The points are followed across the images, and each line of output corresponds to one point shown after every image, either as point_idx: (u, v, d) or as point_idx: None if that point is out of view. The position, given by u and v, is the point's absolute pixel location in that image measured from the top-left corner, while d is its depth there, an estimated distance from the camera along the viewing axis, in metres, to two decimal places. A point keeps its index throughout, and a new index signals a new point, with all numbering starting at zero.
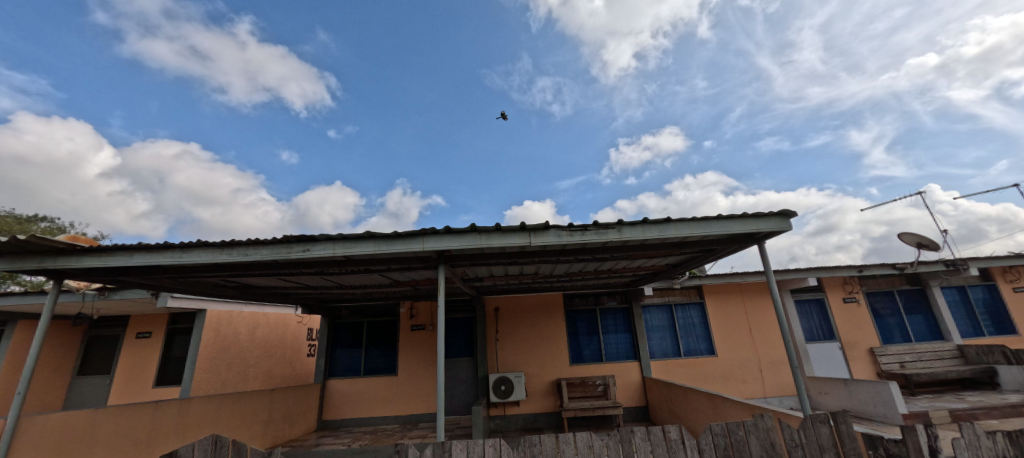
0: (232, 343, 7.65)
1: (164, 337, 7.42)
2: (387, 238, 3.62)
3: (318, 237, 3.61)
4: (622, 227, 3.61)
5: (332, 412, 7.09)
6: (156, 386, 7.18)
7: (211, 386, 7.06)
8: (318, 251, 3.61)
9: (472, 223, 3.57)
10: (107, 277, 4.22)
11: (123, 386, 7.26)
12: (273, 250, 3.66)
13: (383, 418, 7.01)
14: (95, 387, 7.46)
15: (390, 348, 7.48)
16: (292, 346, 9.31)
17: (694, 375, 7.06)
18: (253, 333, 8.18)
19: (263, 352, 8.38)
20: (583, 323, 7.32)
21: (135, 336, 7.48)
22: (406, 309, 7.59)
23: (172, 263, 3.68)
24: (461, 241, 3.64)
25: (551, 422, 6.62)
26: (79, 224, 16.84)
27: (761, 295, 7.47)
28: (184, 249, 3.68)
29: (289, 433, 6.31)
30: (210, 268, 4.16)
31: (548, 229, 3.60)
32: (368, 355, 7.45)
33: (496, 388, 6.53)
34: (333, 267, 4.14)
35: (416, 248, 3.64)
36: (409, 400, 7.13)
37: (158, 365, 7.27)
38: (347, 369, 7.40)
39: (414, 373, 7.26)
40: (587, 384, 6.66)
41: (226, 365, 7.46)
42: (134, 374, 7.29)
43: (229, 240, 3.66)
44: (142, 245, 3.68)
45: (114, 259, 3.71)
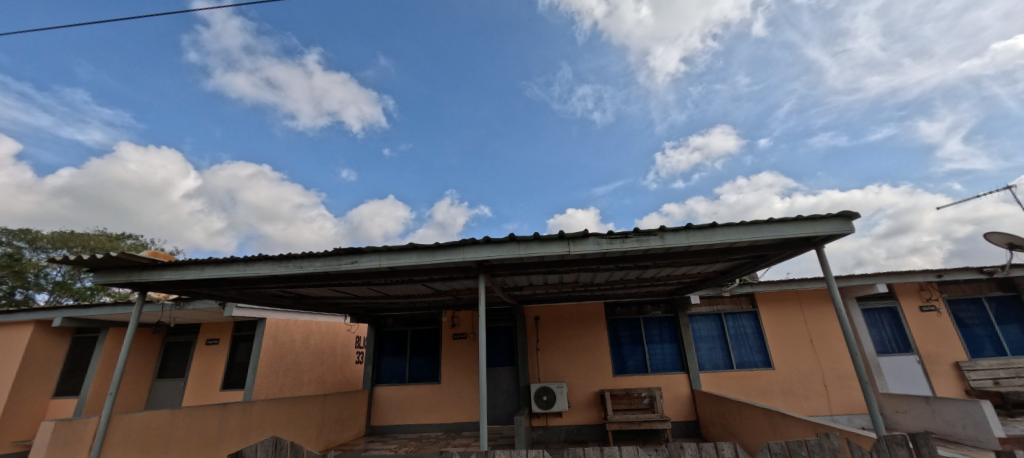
0: (289, 350, 8.14)
1: (231, 344, 8.04)
2: (429, 249, 3.76)
3: (365, 249, 3.80)
4: (664, 233, 3.51)
5: (380, 418, 7.35)
6: (223, 390, 7.78)
7: (270, 390, 7.54)
8: (365, 263, 3.81)
9: (509, 232, 3.63)
10: (181, 289, 4.64)
11: (196, 389, 7.92)
12: (324, 262, 3.90)
13: (428, 426, 7.16)
14: (172, 389, 8.19)
15: (434, 357, 7.66)
16: (341, 353, 9.78)
17: (748, 389, 6.65)
18: (307, 340, 8.69)
19: (316, 359, 8.86)
20: (627, 333, 7.13)
21: (204, 342, 8.16)
22: (448, 318, 7.77)
23: (237, 275, 4.02)
24: (500, 251, 3.70)
25: (595, 435, 6.46)
26: (159, 241, 18.78)
27: (822, 304, 6.93)
28: (247, 262, 4.03)
29: (341, 437, 6.63)
30: (270, 280, 4.51)
31: (587, 237, 3.57)
32: (412, 364, 7.67)
33: (538, 398, 6.47)
34: (379, 277, 4.34)
35: (457, 259, 3.75)
36: (453, 408, 7.24)
37: (226, 369, 7.89)
38: (393, 377, 7.65)
39: (457, 381, 7.38)
40: (631, 397, 6.43)
41: (285, 371, 7.97)
42: (205, 378, 7.93)
43: (285, 254, 3.95)
44: (211, 260, 4.06)
45: (190, 272, 4.12)
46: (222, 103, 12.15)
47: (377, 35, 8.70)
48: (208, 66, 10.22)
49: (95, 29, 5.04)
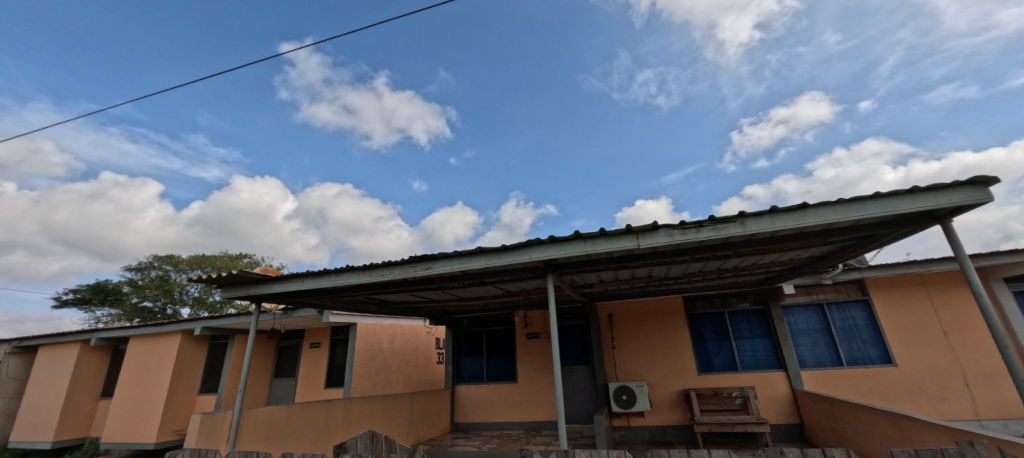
0: (378, 352, 8.86)
1: (330, 347, 8.98)
2: (497, 252, 3.87)
3: (438, 256, 4.02)
4: (744, 219, 3.23)
5: (463, 415, 7.70)
6: (326, 388, 8.71)
7: (365, 388, 8.29)
8: (438, 268, 4.03)
9: (574, 230, 3.60)
10: (287, 300, 5.31)
11: (305, 387, 8.96)
12: (402, 269, 4.20)
13: (508, 423, 7.34)
14: (286, 387, 9.37)
15: (510, 356, 7.84)
16: (424, 353, 10.42)
17: (864, 389, 5.82)
18: (393, 342, 9.39)
19: (402, 359, 9.55)
20: (710, 328, 6.65)
21: (309, 345, 9.21)
22: (520, 318, 7.90)
23: (330, 285, 4.50)
24: (566, 249, 3.68)
25: (682, 437, 6.12)
26: (269, 258, 21.66)
27: (957, 288, 5.83)
28: (338, 273, 4.48)
29: (428, 433, 7.07)
30: (358, 288, 4.97)
31: (657, 229, 3.41)
32: (489, 363, 7.92)
33: (617, 397, 6.30)
34: (452, 281, 4.56)
35: (524, 259, 3.80)
36: (531, 407, 7.33)
37: (328, 370, 8.82)
38: (472, 376, 7.97)
39: (533, 380, 7.46)
40: (720, 396, 5.98)
41: (376, 370, 8.71)
42: (311, 377, 8.94)
43: (369, 264, 4.33)
44: (309, 272, 4.59)
45: (293, 285, 4.70)
46: (308, 132, 13.63)
47: (433, 52, 9.10)
48: (295, 101, 11.53)
49: (209, 82, 5.98)
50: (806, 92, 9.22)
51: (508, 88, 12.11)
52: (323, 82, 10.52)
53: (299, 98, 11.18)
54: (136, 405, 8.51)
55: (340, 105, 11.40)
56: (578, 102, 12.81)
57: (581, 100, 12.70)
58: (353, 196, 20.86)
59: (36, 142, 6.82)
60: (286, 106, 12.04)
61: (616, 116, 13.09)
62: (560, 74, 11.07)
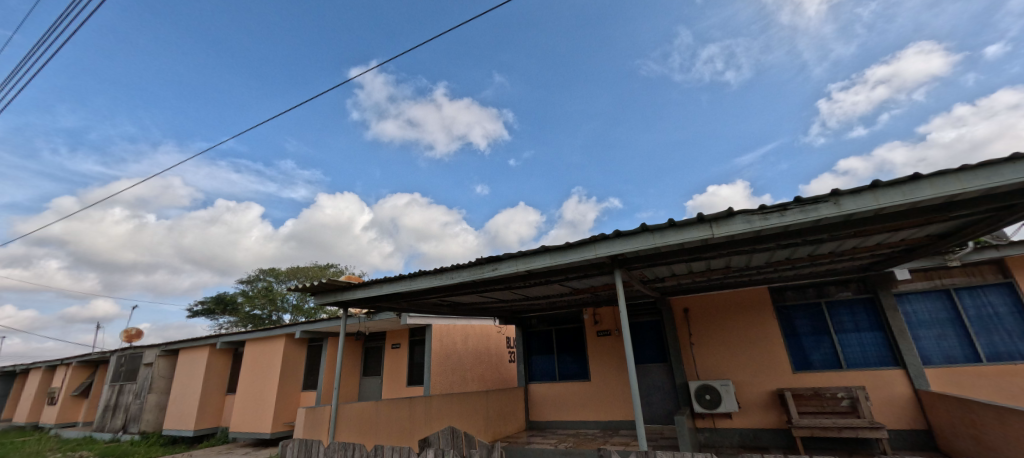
0: (453, 351, 9.27)
1: (409, 347, 9.59)
2: (561, 250, 3.86)
3: (503, 256, 4.11)
4: (838, 198, 2.87)
5: (537, 414, 7.78)
6: (409, 385, 9.30)
7: (443, 386, 8.73)
8: (504, 268, 4.12)
9: (640, 223, 3.46)
10: (370, 304, 5.76)
11: (390, 385, 9.65)
12: (470, 271, 4.36)
13: (584, 422, 7.26)
14: (374, 385, 10.16)
15: (581, 354, 7.75)
16: (495, 353, 10.68)
17: (1015, 390, 4.84)
18: (466, 342, 9.76)
19: (475, 358, 9.89)
20: (805, 321, 5.99)
21: (391, 346, 9.91)
22: (589, 315, 7.79)
23: (406, 289, 4.80)
24: (633, 243, 3.55)
25: (778, 441, 5.58)
26: (351, 267, 23.70)
27: None
28: (412, 278, 4.77)
29: (505, 430, 7.25)
30: (431, 291, 5.25)
31: (733, 216, 3.15)
32: (561, 362, 7.90)
33: (700, 397, 5.92)
34: (518, 281, 4.63)
35: (590, 255, 3.73)
36: (606, 406, 7.17)
37: (409, 369, 9.42)
38: (544, 374, 8.01)
39: (606, 378, 7.29)
40: (822, 397, 5.35)
41: (452, 369, 9.12)
42: (394, 376, 9.61)
43: (439, 268, 4.55)
44: (386, 278, 4.94)
45: (374, 290, 5.09)
46: (377, 147, 14.65)
47: (484, 58, 9.29)
48: (365, 120, 12.47)
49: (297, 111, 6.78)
50: (913, 44, 7.52)
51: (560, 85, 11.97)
52: (387, 101, 11.30)
53: (368, 118, 12.10)
54: (254, 400, 9.79)
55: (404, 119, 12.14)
56: (636, 89, 12.27)
57: (640, 87, 12.14)
58: (422, 204, 21.97)
59: (168, 179, 8.17)
60: (356, 127, 13.09)
61: (679, 99, 12.31)
62: (614, 62, 10.69)
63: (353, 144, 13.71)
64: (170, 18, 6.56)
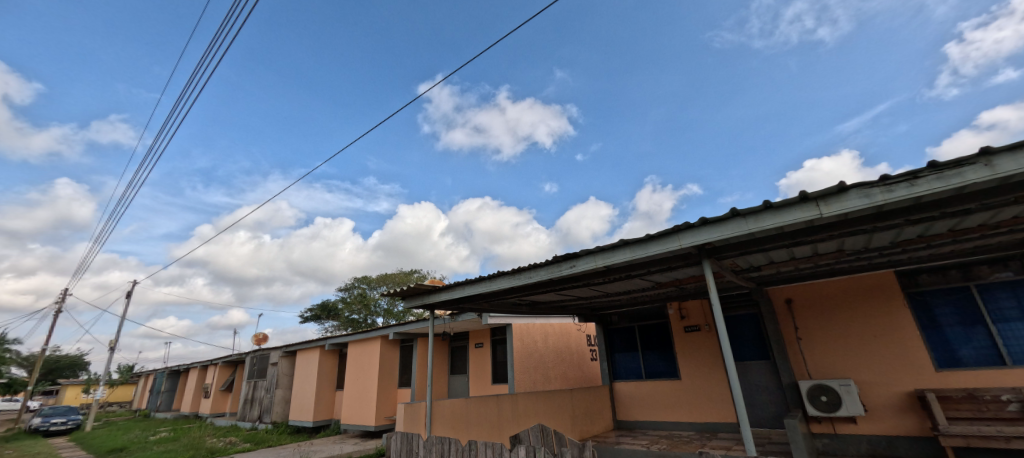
0: (534, 350, 9.36)
1: (492, 346, 9.90)
2: (641, 242, 3.69)
3: (581, 253, 4.04)
4: (990, 159, 2.35)
5: (626, 413, 7.55)
6: (494, 383, 9.61)
7: (527, 384, 8.88)
8: (583, 265, 4.06)
9: (730, 207, 3.17)
10: (453, 306, 6.05)
11: (476, 383, 10.04)
12: (548, 270, 4.36)
13: (678, 423, 6.86)
14: (461, 382, 10.64)
15: (668, 351, 7.36)
16: (576, 351, 10.57)
17: None
18: (546, 340, 9.79)
19: (557, 356, 9.90)
20: (949, 310, 5.02)
21: (474, 345, 10.32)
22: (675, 310, 7.37)
23: (487, 290, 4.96)
24: (723, 230, 3.27)
25: (920, 451, 4.74)
26: (432, 271, 25.11)
27: None
28: (491, 279, 4.91)
29: (592, 429, 7.14)
30: (509, 290, 5.35)
31: (846, 192, 2.75)
32: (646, 359, 7.57)
33: (814, 399, 5.25)
34: (597, 277, 4.52)
35: (674, 247, 3.52)
36: (702, 406, 6.70)
37: (493, 367, 9.73)
38: (629, 372, 7.75)
39: (700, 377, 6.81)
40: (979, 400, 4.44)
41: (535, 368, 9.22)
42: (480, 374, 9.98)
43: (517, 268, 4.61)
44: (467, 280, 5.15)
45: (457, 292, 5.35)
46: (448, 157, 15.36)
47: (542, 57, 9.19)
48: (435, 132, 13.14)
49: (380, 131, 7.44)
50: None
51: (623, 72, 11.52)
52: (454, 111, 11.81)
53: (438, 130, 12.74)
54: (359, 395, 10.84)
55: (471, 126, 12.58)
56: (708, 64, 11.30)
57: (715, 60, 11.16)
58: (493, 207, 22.45)
59: (278, 204, 9.41)
60: (428, 139, 13.84)
61: (761, 67, 11.10)
62: (683, 40, 9.95)
63: (426, 155, 14.54)
64: (269, 64, 7.55)
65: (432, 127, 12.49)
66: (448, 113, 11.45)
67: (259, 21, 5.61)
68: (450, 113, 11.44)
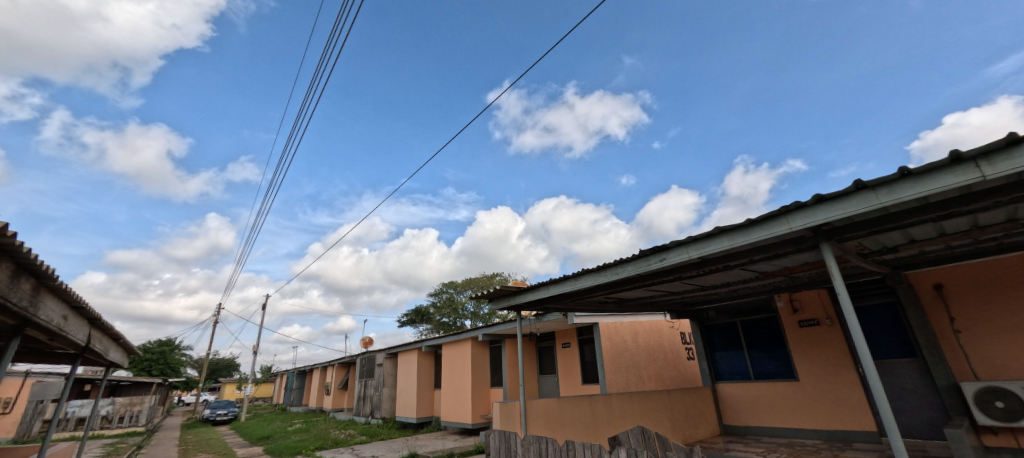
0: (624, 349, 9.04)
1: (579, 346, 9.80)
2: (740, 229, 3.35)
3: (671, 245, 3.80)
4: None
5: (734, 417, 6.93)
6: (584, 384, 9.47)
7: (619, 384, 8.61)
8: (674, 258, 3.81)
9: (852, 179, 2.73)
10: (539, 306, 6.10)
11: (566, 383, 10.00)
12: (635, 265, 4.17)
13: (799, 431, 6.10)
14: (551, 382, 10.67)
15: (780, 349, 6.61)
16: (671, 350, 9.97)
17: None
18: (637, 339, 9.38)
19: (649, 356, 9.44)
20: None
21: (561, 345, 10.29)
22: (785, 302, 6.60)
23: (572, 289, 4.91)
24: (844, 207, 2.82)
25: None
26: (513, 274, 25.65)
27: None
28: (576, 277, 4.85)
29: (696, 433, 6.68)
30: (595, 288, 5.24)
31: (1019, 145, 2.20)
32: (754, 358, 6.88)
33: (985, 405, 4.27)
34: (691, 270, 4.21)
35: (782, 231, 3.13)
36: (828, 412, 5.87)
37: (582, 368, 9.60)
38: (735, 373, 7.10)
39: (824, 378, 5.98)
40: None
41: (627, 367, 8.90)
42: (569, 374, 9.92)
43: (602, 265, 4.50)
44: (551, 280, 5.16)
45: (542, 292, 5.39)
46: (521, 160, 15.60)
47: (610, 48, 8.81)
48: (507, 137, 13.46)
49: (458, 142, 7.84)
50: None
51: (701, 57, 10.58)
52: (524, 114, 11.97)
53: (510, 135, 13.02)
54: (455, 394, 11.45)
55: (541, 127, 12.63)
56: None
57: (816, 28, 9.64)
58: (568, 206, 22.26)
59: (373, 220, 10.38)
60: (500, 145, 14.21)
61: None
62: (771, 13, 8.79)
63: (500, 161, 14.93)
64: (356, 96, 8.38)
65: (504, 133, 12.82)
66: (518, 117, 11.65)
67: (347, 57, 6.29)
68: (520, 116, 11.63)
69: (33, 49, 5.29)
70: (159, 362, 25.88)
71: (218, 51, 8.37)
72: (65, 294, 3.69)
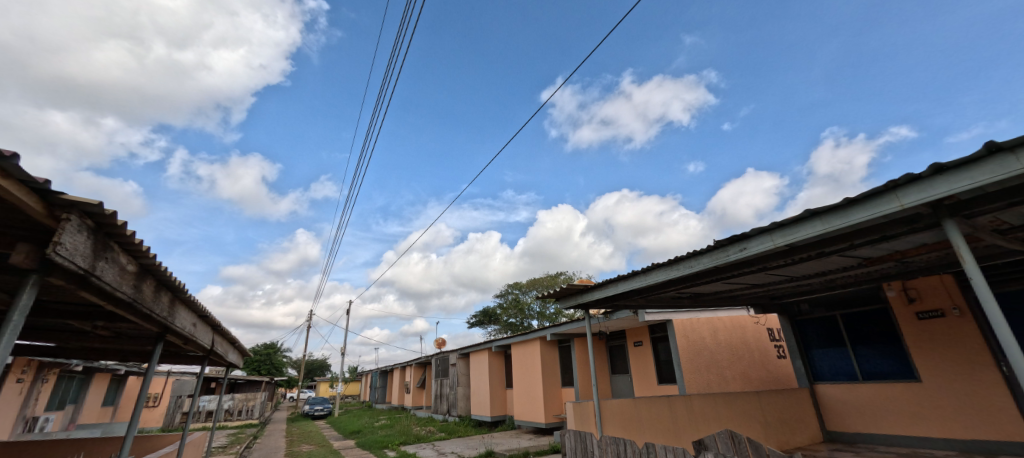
0: (703, 348, 8.47)
1: (652, 344, 9.39)
2: (836, 210, 2.97)
3: (751, 233, 3.49)
4: None
5: (838, 423, 6.18)
6: (660, 384, 9.04)
7: (700, 385, 8.09)
8: (756, 247, 3.49)
9: (982, 142, 2.28)
10: (607, 304, 5.94)
11: (641, 383, 9.62)
12: (711, 256, 3.90)
13: (924, 440, 5.25)
14: (624, 382, 10.32)
15: (894, 345, 5.79)
16: (757, 347, 9.15)
17: None
18: (717, 337, 8.74)
19: (732, 354, 8.75)
20: None
21: (633, 344, 9.93)
22: (897, 292, 5.75)
23: (642, 285, 4.71)
24: (973, 177, 2.37)
25: None
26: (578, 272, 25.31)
27: None
28: (646, 272, 4.65)
29: (793, 440, 6.06)
30: (668, 284, 4.97)
31: None
32: (861, 356, 6.11)
33: None
34: (777, 259, 3.83)
35: (891, 209, 2.71)
36: (964, 420, 4.98)
37: (657, 367, 9.18)
38: (837, 373, 6.35)
39: (955, 379, 5.11)
40: None
41: (707, 367, 8.35)
42: (644, 374, 9.52)
43: (674, 258, 4.26)
44: (620, 276, 4.99)
45: (610, 289, 5.24)
46: (579, 156, 15.36)
47: (667, 31, 8.33)
48: (563, 134, 13.38)
49: (516, 144, 7.94)
50: None
51: (769, 38, 9.68)
52: (580, 109, 11.78)
53: (567, 131, 12.90)
54: (527, 393, 11.55)
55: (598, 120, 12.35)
56: None
57: None
58: None
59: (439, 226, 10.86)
60: (557, 143, 14.11)
61: None
62: None
63: (558, 159, 14.82)
64: (416, 110, 8.83)
65: (560, 130, 12.75)
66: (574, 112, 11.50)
67: (406, 75, 6.67)
68: (575, 111, 11.47)
69: (153, 100, 6.77)
70: (266, 362, 29.36)
71: (297, 83, 9.33)
72: (194, 305, 4.33)
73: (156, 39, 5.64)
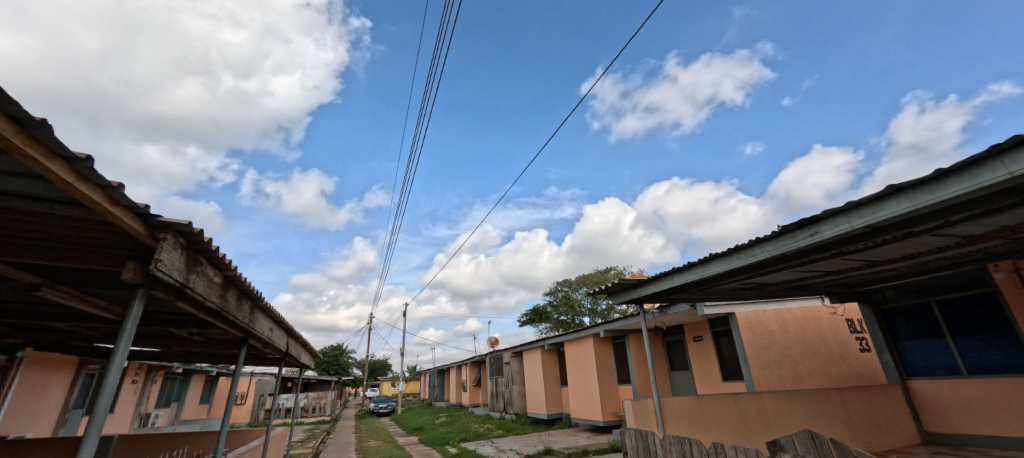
0: (772, 342, 7.88)
1: (714, 339, 8.92)
2: (926, 184, 2.63)
3: (824, 215, 3.19)
4: None
5: (939, 423, 5.49)
6: (725, 381, 8.54)
7: (770, 382, 7.55)
8: (830, 230, 3.18)
9: None
10: (662, 298, 5.71)
11: (703, 380, 9.15)
12: (777, 243, 3.62)
13: None
14: (685, 379, 9.87)
15: (1008, 335, 5.03)
16: (835, 340, 8.37)
17: None
18: (787, 329, 8.09)
19: (806, 349, 8.07)
20: None
21: (693, 339, 9.47)
22: (1007, 274, 4.99)
23: (700, 276, 4.48)
24: None
25: None
26: None
27: None
28: (704, 263, 4.42)
29: (884, 442, 5.46)
30: (728, 274, 4.69)
31: None
32: (965, 347, 5.38)
33: None
34: (856, 243, 3.47)
35: (998, 178, 2.34)
36: None
37: (721, 363, 8.69)
38: (936, 367, 5.64)
39: None
40: None
41: (777, 362, 7.77)
42: (706, 371, 9.04)
43: (734, 247, 4.01)
44: (675, 268, 4.78)
45: (665, 283, 5.03)
46: (623, 147, 14.91)
47: (712, 7, 7.86)
48: (606, 126, 13.10)
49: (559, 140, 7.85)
50: None
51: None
52: (622, 99, 11.44)
53: (610, 122, 12.58)
54: (583, 391, 11.40)
55: (641, 108, 11.93)
56: None
57: None
58: None
59: None
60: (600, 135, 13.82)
61: None
62: None
63: (602, 151, 14.49)
64: (457, 115, 9.03)
65: (603, 122, 12.49)
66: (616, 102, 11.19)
67: (445, 81, 6.85)
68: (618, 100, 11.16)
69: (228, 128, 7.56)
70: (334, 363, 31.49)
71: (347, 100, 9.92)
72: (270, 311, 4.74)
73: (225, 72, 6.28)
